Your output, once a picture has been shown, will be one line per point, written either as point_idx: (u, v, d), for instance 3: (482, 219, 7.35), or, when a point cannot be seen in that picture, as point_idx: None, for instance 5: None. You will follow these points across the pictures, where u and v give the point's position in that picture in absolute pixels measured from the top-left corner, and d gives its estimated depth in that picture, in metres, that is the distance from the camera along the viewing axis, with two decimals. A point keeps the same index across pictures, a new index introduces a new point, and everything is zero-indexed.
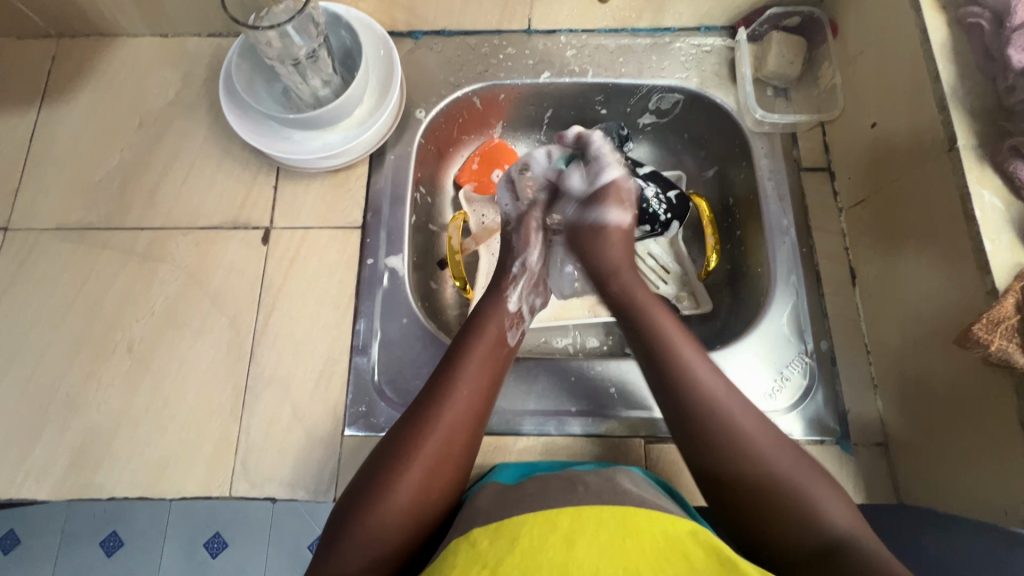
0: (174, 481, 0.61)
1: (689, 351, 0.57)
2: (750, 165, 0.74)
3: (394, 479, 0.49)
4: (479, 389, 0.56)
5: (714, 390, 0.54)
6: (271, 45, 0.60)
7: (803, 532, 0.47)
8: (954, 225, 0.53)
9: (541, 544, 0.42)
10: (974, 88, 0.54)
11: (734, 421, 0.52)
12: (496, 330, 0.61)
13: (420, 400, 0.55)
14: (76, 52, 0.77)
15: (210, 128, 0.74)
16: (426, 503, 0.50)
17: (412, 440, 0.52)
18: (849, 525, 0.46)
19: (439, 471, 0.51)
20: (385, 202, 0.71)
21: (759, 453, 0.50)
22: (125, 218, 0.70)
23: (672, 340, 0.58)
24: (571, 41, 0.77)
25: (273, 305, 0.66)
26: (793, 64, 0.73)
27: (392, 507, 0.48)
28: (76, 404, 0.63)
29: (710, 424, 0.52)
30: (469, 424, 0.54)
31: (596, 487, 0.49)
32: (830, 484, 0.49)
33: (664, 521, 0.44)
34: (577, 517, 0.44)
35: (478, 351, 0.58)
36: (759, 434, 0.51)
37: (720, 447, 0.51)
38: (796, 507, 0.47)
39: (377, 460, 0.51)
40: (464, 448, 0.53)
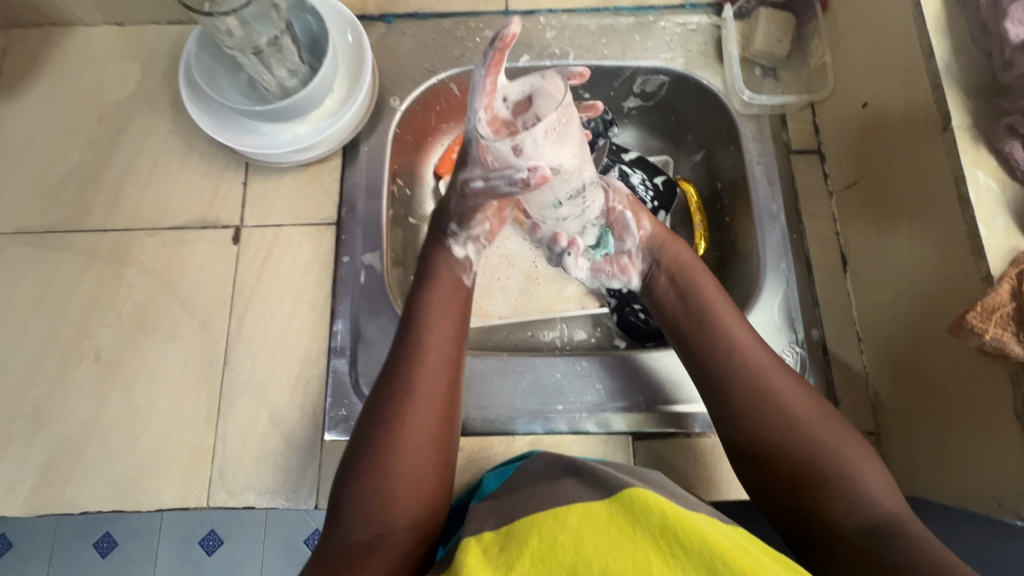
0: (149, 492, 0.59)
1: (730, 317, 0.55)
2: (738, 148, 0.71)
3: (385, 455, 0.47)
4: (446, 339, 0.52)
5: (761, 366, 0.52)
6: (230, 34, 0.57)
7: (847, 507, 0.45)
8: (948, 208, 0.51)
9: (551, 543, 0.38)
10: (969, 64, 0.51)
11: (775, 388, 0.50)
12: (450, 273, 0.55)
13: (390, 367, 0.51)
14: (27, 44, 0.73)
15: (173, 122, 0.70)
16: (424, 469, 0.47)
17: (390, 403, 0.48)
18: (895, 505, 0.45)
19: (427, 435, 0.48)
20: (360, 196, 0.68)
21: (803, 426, 0.49)
22: (87, 219, 0.67)
23: (717, 307, 0.55)
24: (551, 22, 0.74)
25: (246, 307, 0.64)
26: (781, 42, 0.70)
27: (390, 480, 0.46)
28: (44, 416, 0.60)
29: (752, 392, 0.50)
30: (446, 380, 0.50)
31: (589, 473, 0.44)
32: (864, 452, 0.47)
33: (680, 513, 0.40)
34: (587, 511, 0.40)
35: (439, 299, 0.54)
36: (803, 411, 0.49)
37: (758, 412, 0.50)
38: (841, 487, 0.45)
39: (361, 439, 0.48)
40: (446, 403, 0.50)
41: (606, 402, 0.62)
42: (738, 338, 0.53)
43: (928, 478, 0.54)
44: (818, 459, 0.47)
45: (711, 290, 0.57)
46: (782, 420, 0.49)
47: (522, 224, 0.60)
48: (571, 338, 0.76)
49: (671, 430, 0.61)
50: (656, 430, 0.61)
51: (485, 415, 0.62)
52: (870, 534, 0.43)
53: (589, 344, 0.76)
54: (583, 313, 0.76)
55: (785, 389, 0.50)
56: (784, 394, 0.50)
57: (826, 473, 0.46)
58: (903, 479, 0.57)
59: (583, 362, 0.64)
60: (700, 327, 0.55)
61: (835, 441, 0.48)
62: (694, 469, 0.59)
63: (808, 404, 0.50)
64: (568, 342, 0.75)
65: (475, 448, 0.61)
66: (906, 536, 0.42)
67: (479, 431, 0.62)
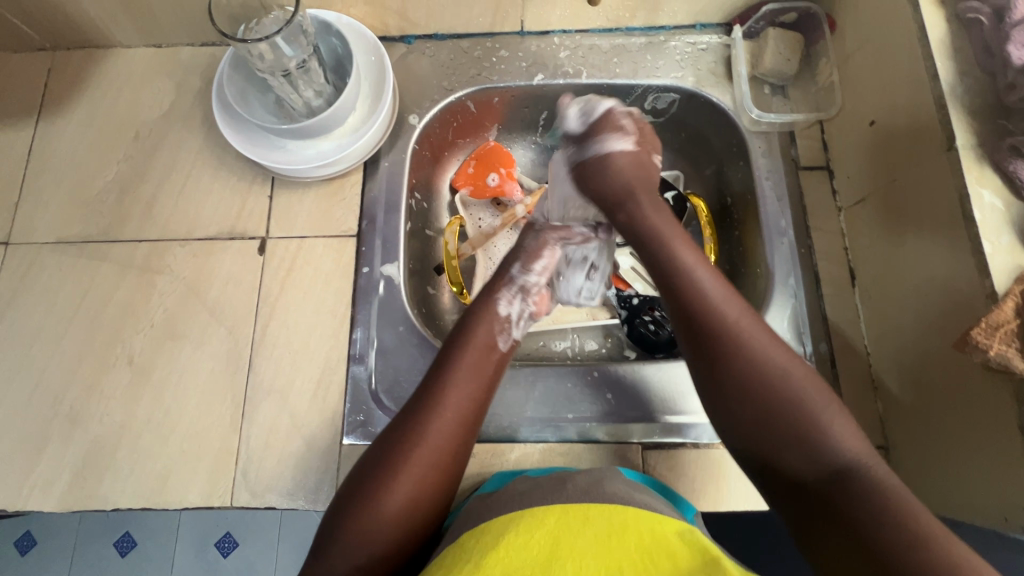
0: (176, 491, 0.61)
1: (700, 273, 0.55)
2: (748, 164, 0.73)
3: (384, 486, 0.50)
4: (468, 396, 0.55)
5: (731, 318, 0.52)
6: (262, 57, 0.60)
7: (809, 454, 0.46)
8: (954, 225, 0.52)
9: (525, 537, 0.44)
10: (974, 85, 0.52)
11: (745, 337, 0.51)
12: (483, 336, 0.59)
13: (411, 406, 0.55)
14: (71, 65, 0.77)
15: (205, 139, 0.74)
16: (415, 507, 0.50)
17: (401, 448, 0.52)
18: (862, 456, 0.46)
19: (427, 476, 0.51)
20: (380, 210, 0.71)
21: (776, 377, 0.49)
22: (123, 230, 0.70)
23: (679, 252, 0.57)
24: (564, 42, 0.76)
25: (270, 315, 0.67)
26: (790, 61, 0.71)
27: (379, 510, 0.49)
28: (80, 416, 0.64)
29: (709, 323, 0.52)
30: (458, 433, 0.54)
31: (585, 483, 0.51)
32: (838, 407, 0.49)
33: (648, 518, 0.46)
34: (562, 514, 0.46)
35: (465, 359, 0.58)
36: (777, 358, 0.50)
37: (736, 363, 0.50)
38: (805, 435, 0.47)
39: (368, 470, 0.51)
40: (455, 455, 0.53)
41: (615, 411, 0.64)
42: (705, 282, 0.54)
43: (937, 493, 0.55)
44: (785, 407, 0.48)
45: (688, 250, 0.57)
46: (751, 371, 0.50)
47: (511, 278, 0.64)
48: (582, 348, 0.78)
49: (680, 441, 0.62)
50: (664, 440, 0.62)
51: (496, 422, 0.64)
52: (829, 480, 0.45)
53: (600, 354, 0.78)
54: (594, 324, 0.78)
55: (755, 339, 0.51)
56: (754, 342, 0.51)
57: (792, 420, 0.48)
58: (912, 494, 0.58)
59: (594, 372, 0.65)
60: (676, 275, 0.55)
61: (804, 382, 0.49)
62: (699, 479, 0.61)
63: (783, 354, 0.51)
64: (579, 351, 0.78)
65: (487, 455, 0.63)
66: (863, 482, 0.44)
67: (491, 437, 0.63)
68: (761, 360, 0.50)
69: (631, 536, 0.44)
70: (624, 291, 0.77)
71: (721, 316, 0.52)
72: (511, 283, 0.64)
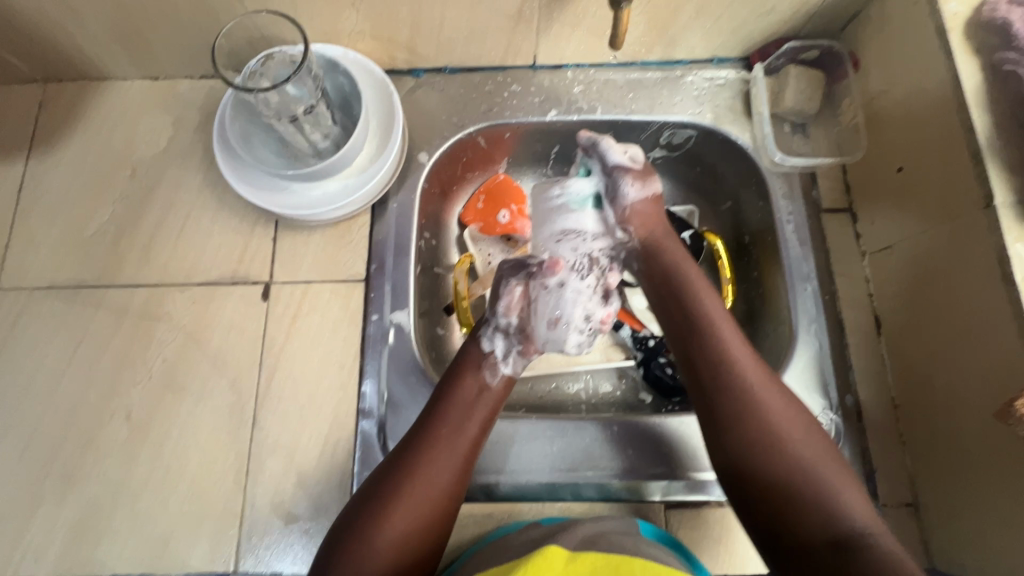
0: (178, 556, 0.58)
1: (726, 332, 0.57)
2: (768, 205, 0.71)
3: (374, 529, 0.49)
4: (463, 436, 0.55)
5: (753, 383, 0.54)
6: (268, 101, 0.58)
7: (821, 520, 0.48)
8: (992, 286, 0.50)
9: None
10: (1011, 140, 0.51)
11: (760, 400, 0.53)
12: (479, 372, 0.59)
13: (408, 444, 0.55)
14: (63, 97, 0.74)
15: (205, 177, 0.71)
16: (408, 548, 0.50)
17: (398, 485, 0.52)
18: (868, 521, 0.47)
19: (423, 519, 0.51)
20: (388, 254, 0.68)
21: (788, 441, 0.51)
22: (119, 274, 0.67)
23: (714, 317, 0.58)
24: (578, 77, 0.74)
25: (275, 366, 0.64)
26: (811, 101, 0.70)
27: (370, 553, 0.48)
28: (74, 475, 0.61)
29: (727, 378, 0.54)
30: (454, 474, 0.54)
31: (594, 533, 0.51)
32: (843, 476, 0.50)
33: (656, 568, 0.45)
34: (571, 557, 0.46)
35: (464, 396, 0.57)
36: (788, 422, 0.52)
37: (754, 424, 0.52)
38: (812, 499, 0.48)
39: (362, 505, 0.51)
40: (450, 495, 0.53)
41: (636, 468, 0.61)
42: (728, 338, 0.57)
43: (971, 559, 0.53)
44: (792, 470, 0.50)
45: (715, 308, 0.59)
46: (765, 437, 0.51)
47: (487, 319, 0.62)
48: (596, 391, 0.75)
49: (705, 499, 0.60)
50: (687, 498, 0.61)
51: (511, 479, 0.61)
52: (835, 545, 0.46)
53: (614, 397, 0.75)
54: (608, 365, 0.75)
55: (772, 405, 0.53)
56: (771, 407, 0.53)
57: (800, 485, 0.49)
58: (943, 555, 0.56)
59: (613, 426, 0.63)
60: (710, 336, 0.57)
61: (813, 454, 0.51)
62: (724, 538, 0.59)
63: (797, 419, 0.52)
64: (592, 394, 0.75)
65: (504, 514, 0.60)
66: (873, 550, 0.45)
67: (507, 496, 0.61)
68: (779, 425, 0.52)
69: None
70: (639, 331, 0.75)
71: (738, 371, 0.54)
72: (490, 324, 0.61)
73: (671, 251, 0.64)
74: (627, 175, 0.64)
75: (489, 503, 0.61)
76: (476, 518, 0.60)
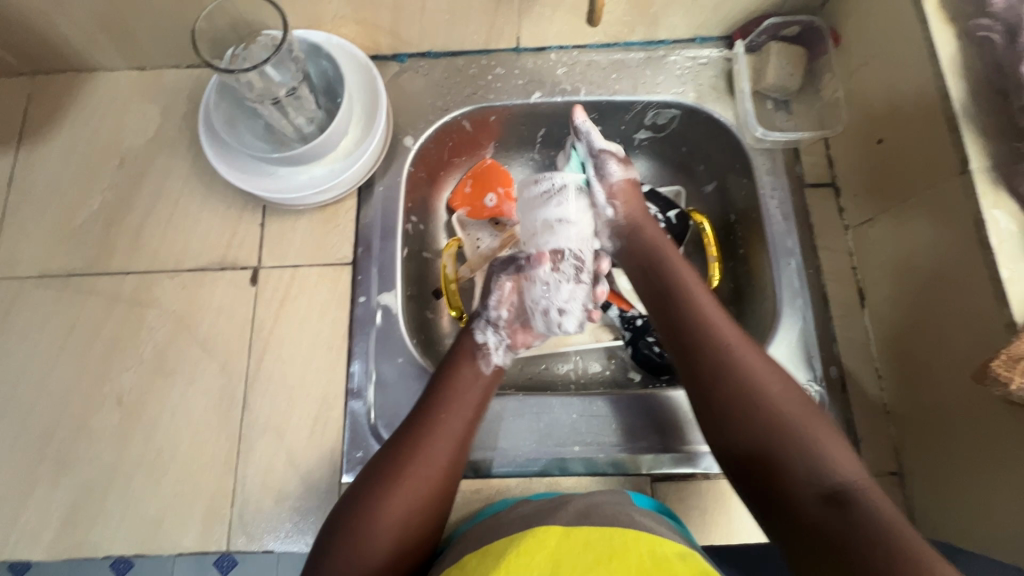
0: (171, 536, 0.59)
1: (705, 301, 0.59)
2: (752, 182, 0.71)
3: (375, 516, 0.49)
4: (463, 417, 0.56)
5: (729, 341, 0.54)
6: (251, 86, 0.59)
7: (811, 473, 0.46)
8: (969, 251, 0.50)
9: (527, 558, 0.42)
10: (986, 105, 0.51)
11: (740, 361, 0.53)
12: (471, 362, 0.60)
13: (406, 429, 0.55)
14: (51, 89, 0.74)
15: (193, 165, 0.72)
16: (412, 521, 0.50)
17: (401, 459, 0.52)
18: (857, 479, 0.46)
19: (422, 499, 0.51)
20: (375, 236, 0.69)
21: (770, 400, 0.51)
22: (109, 262, 0.68)
23: (686, 283, 0.60)
24: (562, 58, 0.74)
25: (264, 349, 0.65)
26: (794, 76, 0.70)
27: (371, 544, 0.48)
28: (68, 459, 0.61)
29: (718, 347, 0.54)
30: (451, 458, 0.54)
31: (584, 507, 0.50)
32: (837, 436, 0.49)
33: (651, 540, 0.45)
34: (566, 534, 0.45)
35: (458, 381, 0.58)
36: (772, 386, 0.52)
37: (729, 390, 0.52)
38: (807, 455, 0.47)
39: (367, 478, 0.52)
40: (449, 479, 0.53)
41: (622, 442, 0.62)
42: (706, 307, 0.58)
43: (955, 523, 0.54)
44: (778, 434, 0.49)
45: (693, 279, 0.61)
46: (743, 405, 0.51)
47: (479, 313, 0.64)
48: (585, 371, 0.75)
49: (693, 471, 0.61)
50: (675, 471, 0.61)
51: (498, 457, 0.62)
52: (827, 501, 0.45)
53: (603, 377, 0.75)
54: (596, 346, 0.75)
55: (757, 370, 0.52)
56: (751, 376, 0.52)
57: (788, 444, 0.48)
58: (927, 521, 0.56)
59: (599, 402, 0.63)
60: (692, 325, 0.57)
61: (798, 411, 0.50)
62: (710, 509, 0.60)
63: (777, 383, 0.52)
64: (581, 374, 0.75)
65: (492, 490, 0.61)
66: (865, 504, 0.44)
67: (495, 472, 0.62)
68: (755, 385, 0.51)
69: (633, 558, 0.42)
70: (628, 311, 0.74)
71: (723, 337, 0.55)
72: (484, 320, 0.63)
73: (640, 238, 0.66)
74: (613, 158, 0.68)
75: (477, 479, 0.61)
76: (464, 494, 0.61)
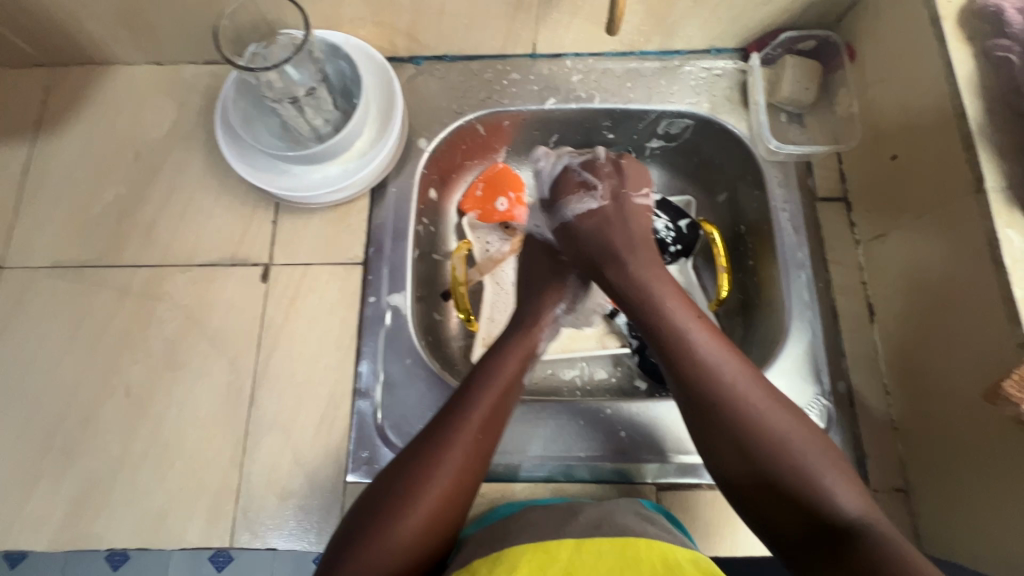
0: (175, 531, 0.59)
1: (693, 329, 0.56)
2: (763, 194, 0.71)
3: (397, 520, 0.48)
4: (492, 431, 0.55)
5: (725, 376, 0.52)
6: (270, 84, 0.60)
7: (811, 511, 0.46)
8: (983, 269, 0.50)
9: (538, 572, 0.42)
10: (1001, 124, 0.51)
11: (744, 396, 0.51)
12: (516, 371, 0.59)
13: (438, 422, 0.54)
14: (69, 81, 0.75)
15: (207, 160, 0.72)
16: (425, 543, 0.48)
17: (419, 479, 0.50)
18: (860, 511, 0.46)
19: (440, 520, 0.49)
20: (387, 237, 0.69)
21: (772, 436, 0.49)
22: (121, 254, 0.68)
23: (660, 301, 0.58)
24: (577, 66, 0.75)
25: (273, 346, 0.65)
26: (808, 90, 0.70)
27: (394, 542, 0.47)
28: (75, 450, 0.61)
29: (709, 389, 0.52)
30: (474, 468, 0.53)
31: (594, 518, 0.50)
32: (837, 462, 0.48)
33: (662, 546, 0.45)
34: (578, 551, 0.44)
35: (499, 393, 0.56)
36: (766, 414, 0.50)
37: (720, 421, 0.51)
38: (802, 495, 0.47)
39: (384, 493, 0.50)
40: (468, 493, 0.52)
41: (629, 451, 0.62)
42: (694, 333, 0.55)
43: (960, 543, 0.54)
44: (772, 464, 0.48)
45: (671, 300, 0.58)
46: (742, 436, 0.50)
47: (555, 317, 0.66)
48: (591, 378, 0.75)
49: (697, 481, 0.61)
50: (680, 481, 0.61)
51: (505, 461, 0.62)
52: (827, 536, 0.45)
53: (610, 384, 0.74)
54: (603, 352, 0.75)
55: (752, 397, 0.51)
56: (737, 397, 0.51)
57: (790, 489, 0.47)
58: (933, 539, 0.56)
59: (606, 409, 0.63)
60: (682, 350, 0.55)
61: (796, 444, 0.49)
62: (713, 521, 0.60)
63: (775, 409, 0.51)
64: (588, 381, 0.74)
65: (497, 494, 0.61)
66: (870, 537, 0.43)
67: (500, 476, 0.62)
68: (747, 411, 0.50)
69: (644, 568, 0.42)
70: None
71: (718, 375, 0.52)
72: (554, 321, 0.66)
73: (624, 233, 0.65)
74: (572, 197, 0.67)
75: (483, 483, 0.61)
76: None
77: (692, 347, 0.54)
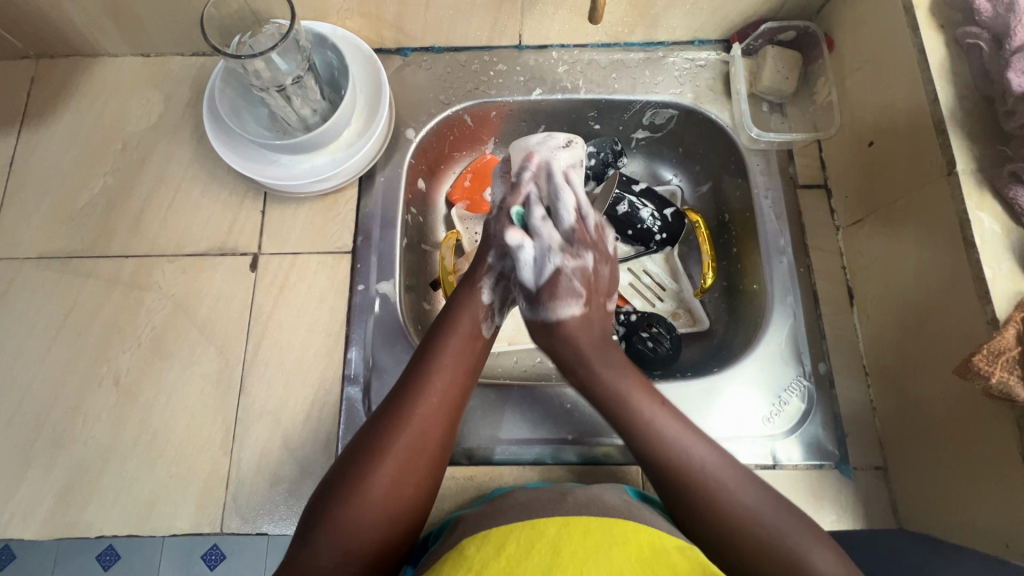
0: (165, 518, 0.59)
1: (658, 416, 0.54)
2: (746, 181, 0.72)
3: (368, 480, 0.49)
4: (454, 385, 0.56)
5: (692, 461, 0.52)
6: (258, 75, 0.60)
7: None
8: (955, 250, 0.52)
9: (526, 547, 0.43)
10: (972, 110, 0.53)
11: (712, 478, 0.51)
12: (469, 325, 0.59)
13: (395, 394, 0.55)
14: (55, 72, 0.75)
15: (195, 151, 0.72)
16: (399, 500, 0.50)
17: (385, 437, 0.51)
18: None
19: (412, 477, 0.51)
20: (375, 226, 0.69)
21: (743, 512, 0.49)
22: (109, 245, 0.68)
23: (628, 390, 0.56)
24: (563, 57, 0.75)
25: (262, 334, 0.65)
26: (789, 80, 0.72)
27: (366, 501, 0.49)
28: (63, 440, 0.62)
29: (679, 473, 0.52)
30: (444, 422, 0.54)
31: (584, 497, 0.51)
32: (811, 531, 0.49)
33: (650, 533, 0.46)
34: (564, 526, 0.45)
35: (449, 349, 0.57)
36: (742, 495, 0.50)
37: (699, 508, 0.50)
38: (783, 572, 0.47)
39: (353, 456, 0.51)
40: (440, 448, 0.53)
41: (616, 433, 0.63)
42: (660, 421, 0.54)
43: (936, 517, 0.55)
44: (753, 545, 0.48)
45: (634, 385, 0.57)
46: (720, 518, 0.49)
47: (488, 268, 0.63)
48: None
49: None
50: None
51: (493, 444, 0.63)
52: None
53: None
54: None
55: (719, 476, 0.51)
56: (731, 484, 0.51)
57: (770, 564, 0.47)
58: (910, 515, 0.58)
59: None
60: (644, 438, 0.54)
61: (772, 519, 0.49)
62: None
63: (746, 490, 0.51)
64: None
65: (485, 478, 0.62)
66: None
67: (488, 460, 0.62)
68: (717, 493, 0.50)
69: (631, 550, 0.43)
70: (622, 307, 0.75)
71: (685, 462, 0.52)
72: (490, 271, 0.62)
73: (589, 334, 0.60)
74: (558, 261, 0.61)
75: (471, 467, 0.62)
76: (457, 482, 0.61)
77: (657, 436, 0.53)
